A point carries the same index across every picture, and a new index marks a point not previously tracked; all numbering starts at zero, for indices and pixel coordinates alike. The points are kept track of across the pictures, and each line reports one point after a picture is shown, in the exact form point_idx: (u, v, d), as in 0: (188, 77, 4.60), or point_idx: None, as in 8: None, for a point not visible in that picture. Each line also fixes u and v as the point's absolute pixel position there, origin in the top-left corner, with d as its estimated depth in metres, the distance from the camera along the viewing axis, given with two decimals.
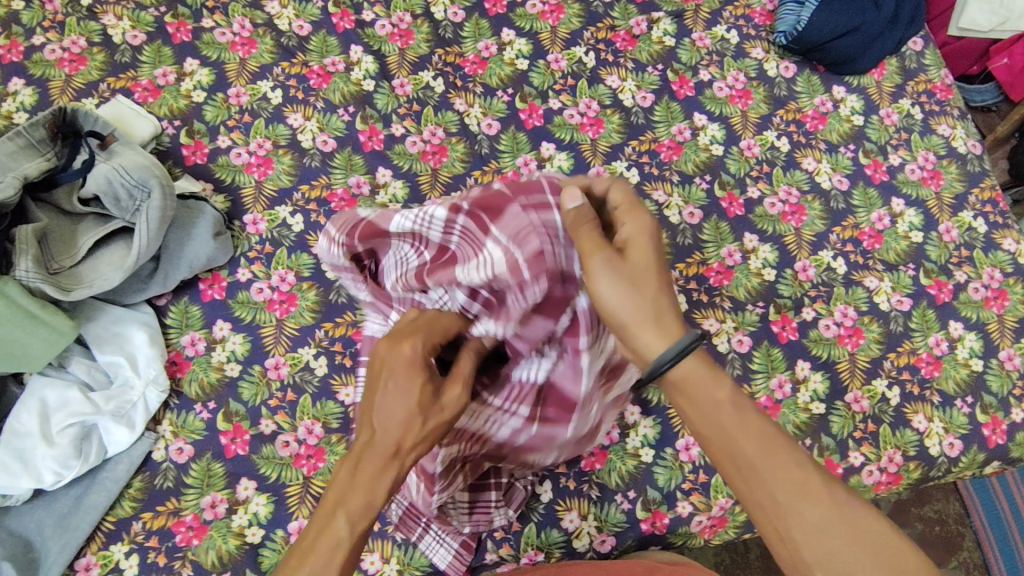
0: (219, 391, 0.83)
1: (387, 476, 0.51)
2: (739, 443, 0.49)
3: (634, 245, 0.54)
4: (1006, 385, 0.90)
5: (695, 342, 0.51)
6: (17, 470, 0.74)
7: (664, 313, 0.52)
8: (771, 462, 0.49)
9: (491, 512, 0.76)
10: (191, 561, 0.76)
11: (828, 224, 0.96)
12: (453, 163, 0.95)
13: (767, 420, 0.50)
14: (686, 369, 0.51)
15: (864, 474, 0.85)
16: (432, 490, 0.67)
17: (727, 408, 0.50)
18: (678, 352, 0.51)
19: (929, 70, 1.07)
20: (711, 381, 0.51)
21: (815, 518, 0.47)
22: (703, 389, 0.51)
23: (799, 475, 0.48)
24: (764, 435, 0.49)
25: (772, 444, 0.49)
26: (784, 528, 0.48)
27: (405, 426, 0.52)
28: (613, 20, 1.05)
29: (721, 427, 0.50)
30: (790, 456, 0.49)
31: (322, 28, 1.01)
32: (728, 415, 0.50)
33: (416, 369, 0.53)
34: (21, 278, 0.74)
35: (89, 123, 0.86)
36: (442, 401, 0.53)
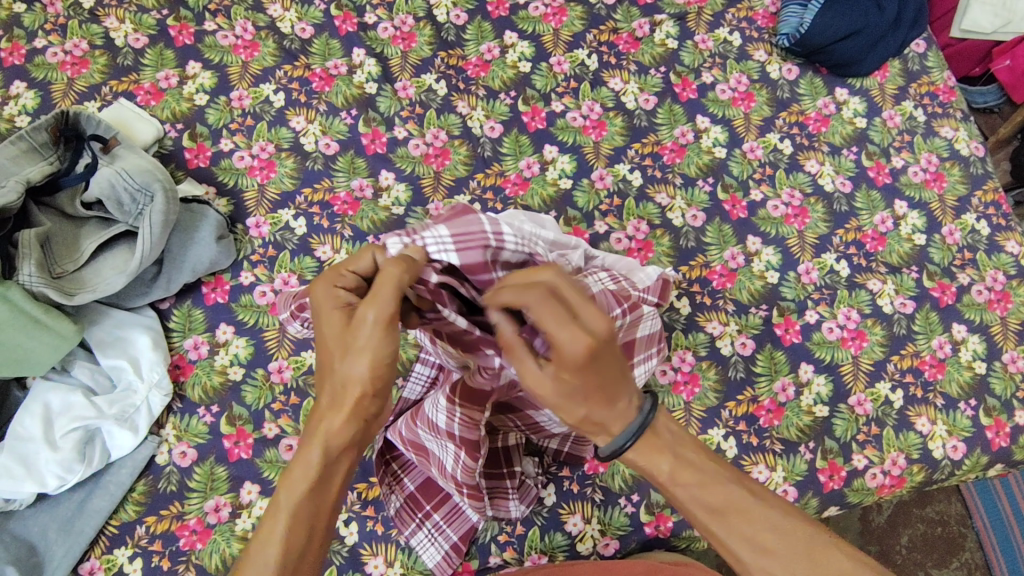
0: (222, 394, 0.83)
1: (319, 428, 0.52)
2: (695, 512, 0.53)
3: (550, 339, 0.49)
4: (1009, 388, 0.90)
5: (626, 442, 0.51)
6: (20, 475, 0.74)
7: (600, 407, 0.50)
8: (725, 527, 0.51)
9: (507, 499, 0.77)
10: (195, 565, 0.75)
11: (832, 226, 0.96)
12: (456, 166, 0.95)
13: (723, 482, 0.52)
14: (633, 454, 0.53)
15: (868, 477, 0.85)
16: (476, 456, 0.68)
17: (681, 483, 0.52)
18: (616, 449, 0.52)
19: (933, 72, 1.07)
20: (654, 461, 0.53)
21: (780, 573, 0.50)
22: (648, 468, 0.53)
23: (758, 532, 0.51)
24: (717, 501, 0.52)
25: (725, 509, 0.51)
26: None
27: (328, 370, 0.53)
28: (615, 23, 1.05)
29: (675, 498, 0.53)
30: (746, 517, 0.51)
31: (324, 31, 1.01)
32: (676, 489, 0.53)
33: (332, 311, 0.54)
34: (25, 283, 0.74)
35: (92, 127, 0.86)
36: (355, 334, 0.52)
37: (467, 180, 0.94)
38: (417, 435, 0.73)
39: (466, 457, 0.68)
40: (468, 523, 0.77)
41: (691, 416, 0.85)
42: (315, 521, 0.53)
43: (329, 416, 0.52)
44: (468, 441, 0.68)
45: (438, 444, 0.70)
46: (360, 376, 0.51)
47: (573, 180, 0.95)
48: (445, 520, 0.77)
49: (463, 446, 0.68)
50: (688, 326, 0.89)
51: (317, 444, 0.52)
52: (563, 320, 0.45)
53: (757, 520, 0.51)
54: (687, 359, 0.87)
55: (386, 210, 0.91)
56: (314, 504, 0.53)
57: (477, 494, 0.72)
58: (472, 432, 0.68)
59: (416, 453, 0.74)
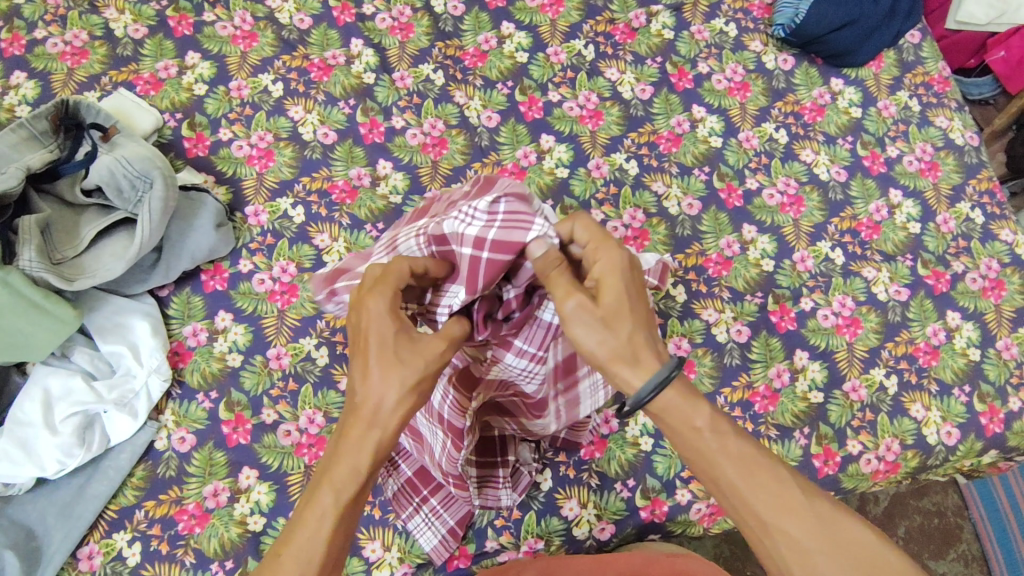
0: (221, 380, 0.83)
1: (370, 438, 0.52)
2: (721, 468, 0.52)
3: (607, 283, 0.54)
4: (1003, 374, 0.91)
5: (672, 372, 0.52)
6: (20, 459, 0.74)
7: (641, 349, 0.53)
8: (751, 482, 0.52)
9: (498, 487, 0.77)
10: (193, 548, 0.76)
11: (826, 215, 0.97)
12: (453, 155, 0.95)
13: (747, 441, 0.53)
14: (664, 402, 0.53)
15: (862, 462, 0.85)
16: (460, 444, 0.67)
17: (706, 435, 0.53)
18: (655, 385, 0.52)
19: (927, 63, 1.08)
20: (690, 411, 0.53)
21: (798, 534, 0.50)
22: (683, 415, 0.53)
23: (779, 490, 0.51)
24: (742, 455, 0.52)
25: (751, 465, 0.52)
26: (770, 542, 0.51)
27: (381, 381, 0.52)
28: (612, 13, 1.06)
29: (702, 450, 0.53)
30: (773, 474, 0.52)
31: (323, 22, 1.01)
32: (710, 437, 0.52)
33: (385, 320, 0.53)
34: (25, 268, 0.75)
35: (92, 115, 0.86)
36: (416, 351, 0.53)
37: (464, 169, 0.95)
38: (413, 422, 0.73)
39: (453, 446, 0.67)
40: (465, 508, 0.78)
41: None
42: (347, 534, 0.53)
43: (376, 428, 0.52)
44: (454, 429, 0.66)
45: (431, 431, 0.70)
46: (414, 393, 0.53)
47: (570, 168, 0.96)
48: (442, 505, 0.78)
49: (450, 433, 0.67)
50: (684, 313, 0.89)
51: (366, 452, 0.52)
52: (605, 241, 0.56)
53: (784, 480, 0.52)
54: (683, 346, 0.88)
55: (384, 199, 0.92)
56: (352, 512, 0.53)
57: (463, 484, 0.73)
58: (461, 420, 0.66)
59: (412, 438, 0.75)
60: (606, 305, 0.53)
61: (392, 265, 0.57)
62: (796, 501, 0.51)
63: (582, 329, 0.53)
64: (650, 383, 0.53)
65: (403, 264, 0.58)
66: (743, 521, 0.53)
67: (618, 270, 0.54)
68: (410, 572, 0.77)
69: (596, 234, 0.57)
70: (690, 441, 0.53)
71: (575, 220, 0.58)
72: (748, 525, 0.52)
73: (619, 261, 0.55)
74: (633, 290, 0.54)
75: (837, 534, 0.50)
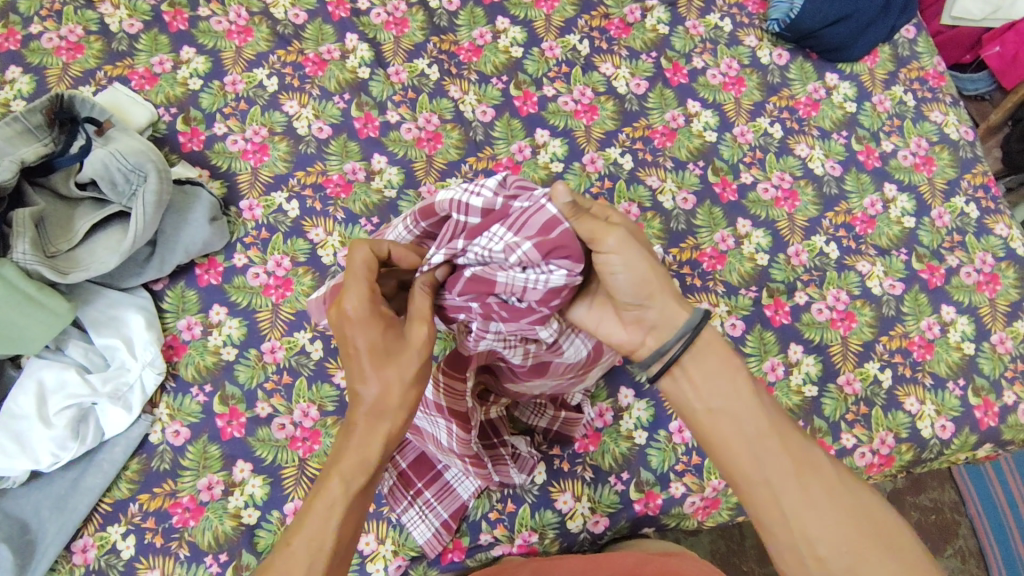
0: (215, 374, 0.83)
1: (379, 428, 0.55)
2: (748, 414, 0.59)
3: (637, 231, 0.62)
4: (997, 368, 0.91)
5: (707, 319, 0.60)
6: (14, 452, 0.74)
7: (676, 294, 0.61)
8: (776, 431, 0.58)
9: (508, 463, 0.78)
10: (188, 541, 0.76)
11: (821, 209, 0.97)
12: (448, 150, 0.95)
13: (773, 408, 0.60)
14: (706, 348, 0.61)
15: (856, 456, 0.85)
16: (468, 429, 0.71)
17: (741, 383, 0.60)
18: (697, 324, 0.60)
19: (922, 58, 1.08)
20: (724, 362, 0.61)
21: (812, 484, 0.57)
22: (720, 363, 0.61)
23: (797, 446, 0.58)
24: (767, 412, 0.59)
25: (774, 421, 0.59)
26: (785, 490, 0.57)
27: (377, 379, 0.54)
28: (607, 8, 1.06)
29: (733, 396, 0.59)
30: (791, 431, 0.59)
31: (318, 16, 1.01)
32: (742, 386, 0.60)
33: (371, 321, 0.55)
34: (19, 260, 0.75)
35: (86, 109, 0.86)
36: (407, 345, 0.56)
37: (459, 163, 0.95)
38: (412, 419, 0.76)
39: (459, 429, 0.71)
40: (459, 500, 0.79)
41: None
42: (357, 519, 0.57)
43: (376, 419, 0.55)
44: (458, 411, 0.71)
45: (430, 421, 0.73)
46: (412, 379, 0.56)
47: (565, 163, 0.96)
48: (436, 498, 0.78)
49: (453, 417, 0.70)
50: None
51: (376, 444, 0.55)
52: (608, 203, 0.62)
53: (799, 438, 0.59)
54: None
55: (379, 193, 0.92)
56: (360, 499, 0.56)
57: (479, 461, 0.74)
58: (461, 403, 0.71)
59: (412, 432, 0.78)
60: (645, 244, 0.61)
61: (362, 258, 0.58)
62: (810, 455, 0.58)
63: (635, 259, 0.57)
64: (692, 321, 0.60)
65: (373, 254, 0.59)
66: (762, 471, 0.57)
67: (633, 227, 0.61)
68: (404, 564, 0.77)
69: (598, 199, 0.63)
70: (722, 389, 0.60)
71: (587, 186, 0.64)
72: (767, 475, 0.57)
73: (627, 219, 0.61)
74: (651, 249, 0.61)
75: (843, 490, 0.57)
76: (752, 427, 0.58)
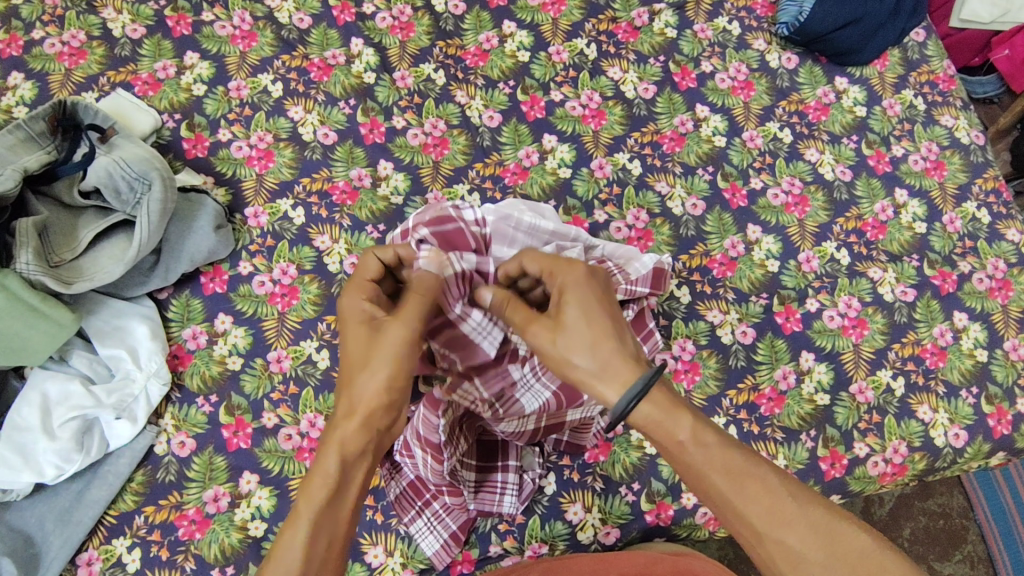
0: (221, 383, 0.82)
1: (334, 436, 0.54)
2: (706, 478, 0.54)
3: (565, 301, 0.58)
4: (1010, 376, 0.90)
5: (648, 383, 0.54)
6: (17, 465, 0.73)
7: (611, 361, 0.55)
8: (743, 494, 0.53)
9: (499, 493, 0.77)
10: (194, 554, 0.75)
11: (832, 215, 0.96)
12: (454, 155, 0.94)
13: (735, 452, 0.54)
14: (648, 409, 0.54)
15: (869, 465, 0.84)
16: (441, 458, 0.70)
17: (691, 449, 0.54)
18: (634, 394, 0.54)
19: (933, 61, 1.07)
20: (673, 418, 0.54)
21: (797, 545, 0.52)
22: (664, 430, 0.54)
23: (771, 502, 0.52)
24: (731, 468, 0.53)
25: (740, 476, 0.53)
26: (767, 553, 0.53)
27: (348, 378, 0.57)
28: (614, 12, 1.05)
29: (692, 465, 0.54)
30: (764, 484, 0.53)
31: (322, 21, 1.00)
32: (695, 452, 0.54)
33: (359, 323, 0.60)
34: (22, 271, 0.74)
35: (89, 116, 0.85)
36: (378, 344, 0.57)
37: (466, 169, 0.94)
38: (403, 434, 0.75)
39: (433, 459, 0.70)
40: (466, 513, 0.77)
41: (692, 404, 0.84)
42: (328, 540, 0.53)
43: (347, 424, 0.55)
44: (432, 442, 0.70)
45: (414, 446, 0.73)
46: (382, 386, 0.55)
47: (573, 169, 0.95)
48: (445, 509, 0.76)
49: (427, 448, 0.70)
50: (688, 315, 0.88)
51: (334, 450, 0.54)
52: (559, 261, 0.61)
53: (775, 490, 0.53)
54: (688, 348, 0.87)
55: (385, 200, 0.91)
56: (331, 516, 0.53)
57: (457, 489, 0.75)
58: (434, 434, 0.69)
59: (404, 451, 0.75)
60: (567, 325, 0.57)
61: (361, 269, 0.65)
62: (792, 513, 0.52)
63: (574, 353, 0.56)
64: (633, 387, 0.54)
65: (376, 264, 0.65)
66: (741, 535, 0.54)
67: (575, 284, 0.58)
68: None
69: (545, 260, 0.62)
70: (677, 455, 0.55)
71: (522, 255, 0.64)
72: (744, 536, 0.54)
73: (578, 272, 0.59)
74: (596, 302, 0.58)
75: (836, 541, 0.52)
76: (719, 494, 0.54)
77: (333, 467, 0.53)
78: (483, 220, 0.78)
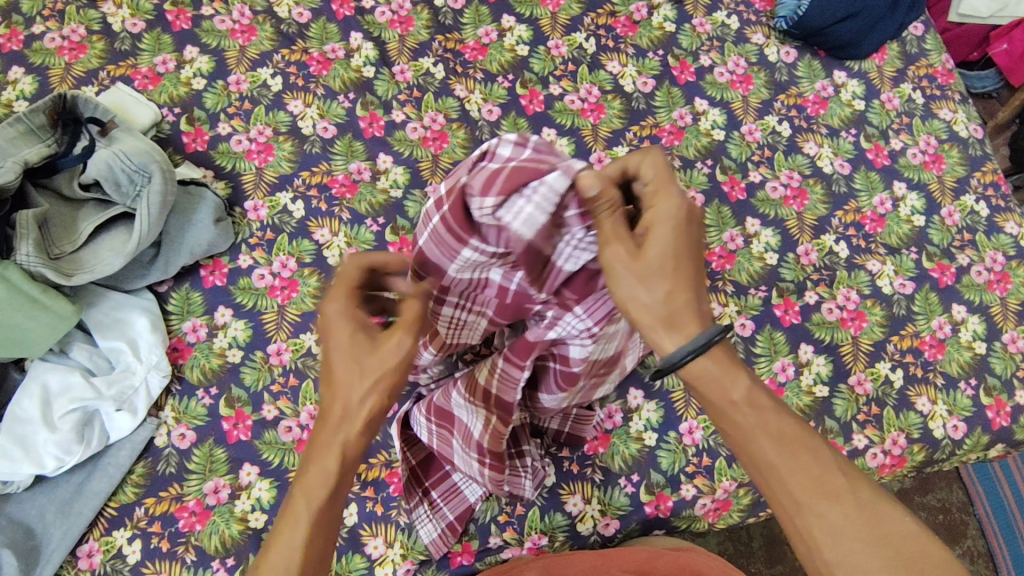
0: (221, 376, 0.82)
1: (335, 443, 0.52)
2: (755, 441, 0.52)
3: (655, 235, 0.52)
4: (1009, 368, 0.90)
5: (711, 338, 0.51)
6: (18, 457, 0.74)
7: (681, 313, 0.52)
8: (790, 462, 0.52)
9: (521, 476, 0.76)
10: (194, 546, 0.75)
11: (831, 207, 0.96)
12: (453, 149, 0.95)
13: (789, 418, 0.53)
14: (708, 363, 0.52)
15: (868, 456, 0.85)
16: (511, 417, 0.72)
17: (744, 408, 0.52)
18: (698, 346, 0.51)
19: (931, 55, 1.08)
20: (730, 376, 0.53)
21: (835, 519, 0.51)
22: (721, 387, 0.52)
23: (818, 474, 0.51)
24: (783, 433, 0.52)
25: (790, 439, 0.52)
26: (805, 526, 0.52)
27: (344, 386, 0.52)
28: (612, 6, 1.05)
29: (740, 423, 0.53)
30: (812, 454, 0.52)
31: (322, 15, 1.00)
32: (746, 411, 0.52)
33: (347, 321, 0.55)
34: (22, 263, 0.74)
35: (89, 110, 0.85)
36: (375, 351, 0.53)
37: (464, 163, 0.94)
38: (448, 399, 0.75)
39: (498, 423, 0.72)
40: (466, 502, 0.78)
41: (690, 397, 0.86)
42: (324, 542, 0.54)
43: (348, 430, 0.52)
44: (502, 402, 0.72)
45: (467, 410, 0.73)
46: (377, 393, 0.53)
47: (572, 162, 0.95)
48: (443, 498, 0.78)
49: (495, 410, 0.72)
50: None
51: (336, 457, 0.52)
52: (671, 183, 0.53)
53: (824, 463, 0.52)
54: None
55: (384, 193, 0.91)
56: (328, 518, 0.53)
57: (498, 465, 0.73)
58: (511, 393, 0.71)
59: (438, 421, 0.75)
60: (646, 259, 0.51)
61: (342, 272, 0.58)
62: (838, 486, 0.51)
63: (643, 289, 0.51)
64: (697, 340, 0.51)
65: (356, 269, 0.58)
66: (778, 503, 0.53)
67: (674, 219, 0.52)
68: (413, 569, 0.77)
69: (660, 175, 0.54)
70: (728, 414, 0.53)
71: (644, 158, 0.55)
72: (780, 503, 0.52)
73: (678, 208, 0.53)
74: (686, 250, 0.52)
75: (876, 523, 0.51)
76: (765, 460, 0.52)
77: (335, 472, 0.52)
78: (521, 144, 0.60)
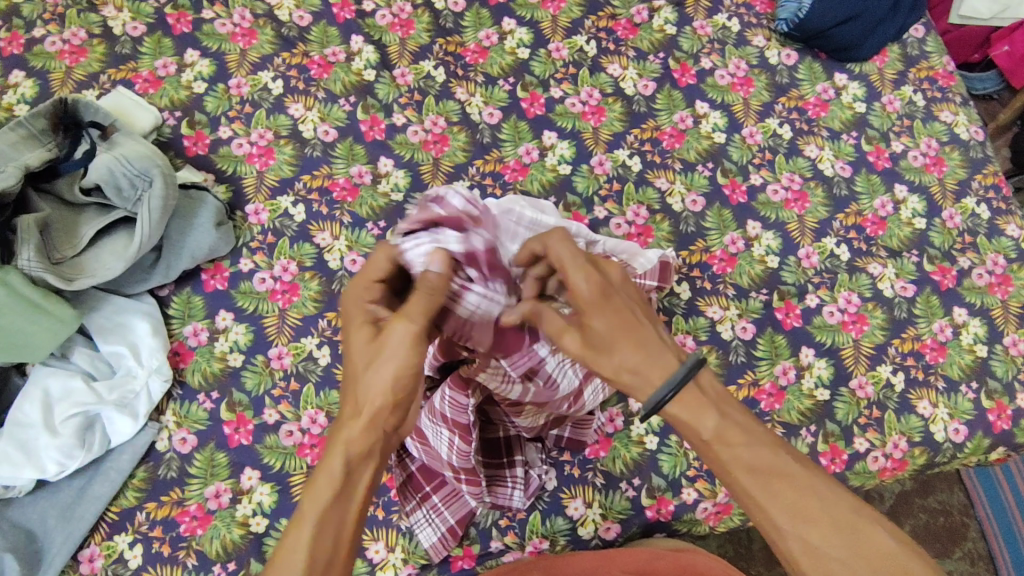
0: (222, 380, 0.82)
1: (342, 436, 0.52)
2: (736, 477, 0.52)
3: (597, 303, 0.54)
4: (1010, 371, 0.90)
5: (684, 378, 0.52)
6: (20, 461, 0.74)
7: (649, 361, 0.53)
8: (769, 495, 0.51)
9: (508, 486, 0.77)
10: (196, 550, 0.75)
11: (831, 210, 0.96)
12: (454, 153, 0.95)
13: (765, 449, 0.52)
14: (678, 406, 0.53)
15: (869, 460, 0.84)
16: (468, 439, 0.69)
17: (717, 445, 0.53)
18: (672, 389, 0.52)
19: (932, 58, 1.08)
20: (701, 413, 0.53)
21: (823, 547, 0.50)
22: (692, 425, 0.53)
23: (801, 503, 0.51)
24: (758, 466, 0.52)
25: (768, 471, 0.52)
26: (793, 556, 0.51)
27: (355, 382, 0.53)
28: (613, 9, 1.05)
29: (719, 461, 0.53)
30: (791, 483, 0.51)
31: (322, 19, 1.00)
32: (722, 448, 0.53)
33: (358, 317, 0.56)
34: (24, 268, 0.74)
35: (90, 114, 0.85)
36: (381, 347, 0.52)
37: (466, 166, 0.94)
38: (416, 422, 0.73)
39: (460, 441, 0.69)
40: (466, 507, 0.77)
41: None
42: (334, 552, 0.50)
43: (353, 424, 0.52)
44: (460, 424, 0.69)
45: (434, 430, 0.71)
46: (390, 389, 0.52)
47: (572, 165, 0.95)
48: (444, 502, 0.77)
49: (455, 429, 0.69)
50: (688, 311, 0.88)
51: (340, 456, 0.51)
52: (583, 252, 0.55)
53: (804, 492, 0.51)
54: (688, 343, 0.87)
55: (385, 197, 0.91)
56: (337, 521, 0.51)
57: (474, 478, 0.73)
58: (463, 416, 0.68)
59: (418, 438, 0.74)
60: (599, 328, 0.53)
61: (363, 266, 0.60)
62: (819, 513, 0.51)
63: (612, 356, 0.53)
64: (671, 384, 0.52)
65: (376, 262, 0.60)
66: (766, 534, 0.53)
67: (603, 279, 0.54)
68: (414, 573, 0.77)
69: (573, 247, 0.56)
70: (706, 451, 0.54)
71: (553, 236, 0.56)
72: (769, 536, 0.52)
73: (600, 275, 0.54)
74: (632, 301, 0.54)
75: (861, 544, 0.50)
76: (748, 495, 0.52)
77: (340, 472, 0.51)
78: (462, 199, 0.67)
